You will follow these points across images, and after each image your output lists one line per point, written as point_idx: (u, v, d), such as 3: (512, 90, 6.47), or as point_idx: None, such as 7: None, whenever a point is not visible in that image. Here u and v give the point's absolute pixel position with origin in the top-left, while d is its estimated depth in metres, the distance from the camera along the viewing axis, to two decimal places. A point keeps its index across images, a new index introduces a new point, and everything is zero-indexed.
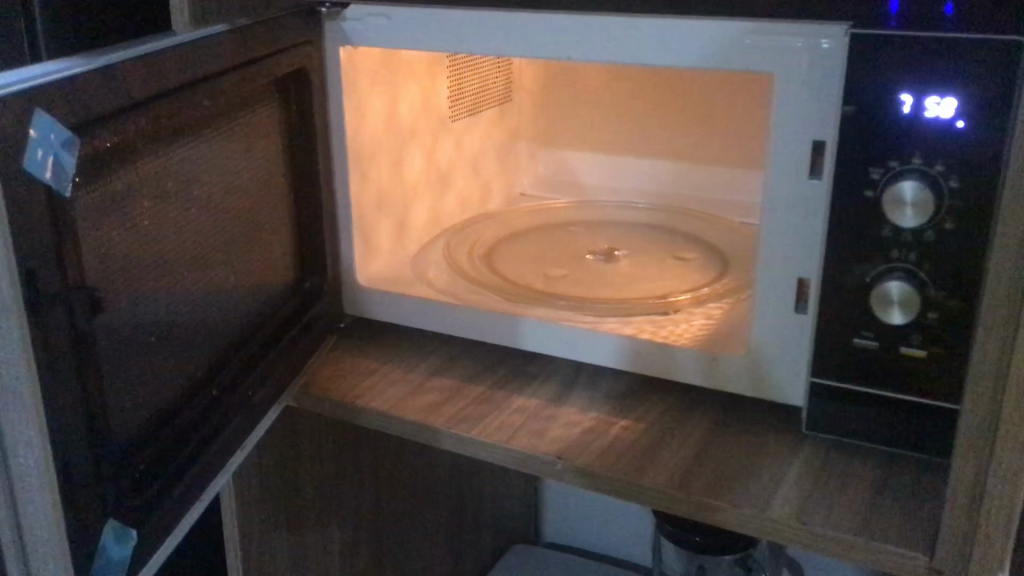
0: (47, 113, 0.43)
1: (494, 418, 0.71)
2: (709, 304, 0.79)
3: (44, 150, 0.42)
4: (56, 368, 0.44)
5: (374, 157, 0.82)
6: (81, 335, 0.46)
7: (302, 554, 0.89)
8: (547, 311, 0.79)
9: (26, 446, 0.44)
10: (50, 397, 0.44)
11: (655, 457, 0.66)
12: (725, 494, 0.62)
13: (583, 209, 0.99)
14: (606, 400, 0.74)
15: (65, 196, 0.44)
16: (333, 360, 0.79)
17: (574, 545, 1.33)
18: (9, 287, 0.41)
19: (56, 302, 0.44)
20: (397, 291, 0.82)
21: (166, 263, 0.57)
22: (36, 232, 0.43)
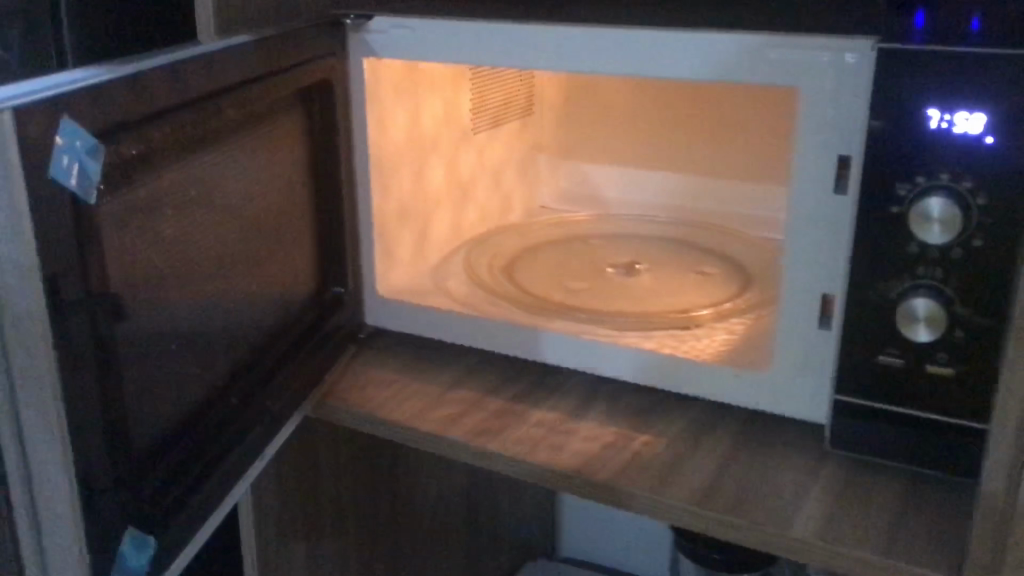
0: (72, 120, 0.43)
1: (513, 431, 0.71)
2: (731, 319, 0.78)
3: (69, 157, 0.42)
4: (80, 376, 0.45)
5: (396, 168, 0.82)
6: (104, 343, 0.46)
7: (319, 564, 0.89)
8: (568, 323, 0.78)
9: (48, 453, 0.44)
10: (73, 406, 0.44)
11: (677, 474, 0.66)
12: (746, 511, 0.62)
13: (604, 222, 0.98)
14: (626, 415, 0.73)
15: (89, 203, 0.44)
16: (353, 371, 0.79)
17: (592, 561, 1.32)
18: (32, 294, 0.41)
19: (80, 310, 0.44)
20: (417, 303, 0.82)
21: (187, 271, 0.57)
22: (62, 239, 0.43)
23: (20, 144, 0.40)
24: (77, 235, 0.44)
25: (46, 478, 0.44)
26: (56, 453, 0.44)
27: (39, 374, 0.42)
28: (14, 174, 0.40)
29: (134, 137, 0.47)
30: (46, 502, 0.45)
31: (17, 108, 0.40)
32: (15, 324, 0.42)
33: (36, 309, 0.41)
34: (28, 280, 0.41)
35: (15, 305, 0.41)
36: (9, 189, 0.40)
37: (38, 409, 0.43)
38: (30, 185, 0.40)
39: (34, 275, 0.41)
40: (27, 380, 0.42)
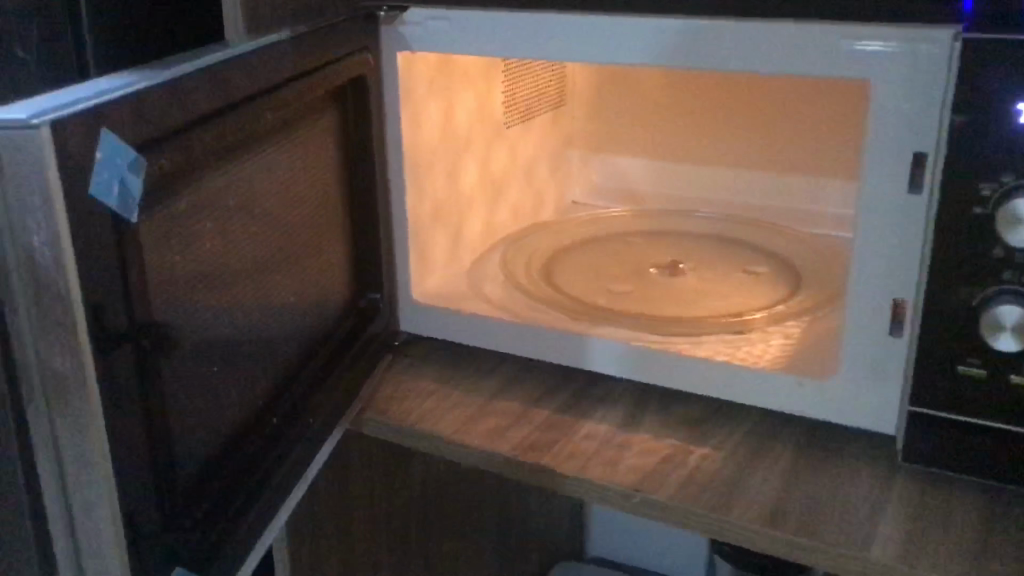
0: (113, 132, 0.39)
1: (564, 444, 0.68)
2: (786, 322, 0.74)
3: (110, 173, 0.38)
4: (120, 409, 0.41)
5: (430, 167, 0.78)
6: (146, 372, 0.43)
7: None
8: (615, 329, 0.75)
9: (92, 494, 0.40)
10: (116, 441, 0.41)
11: (741, 490, 0.63)
12: (819, 531, 0.58)
13: (644, 219, 0.94)
14: (680, 425, 0.70)
15: (131, 221, 0.40)
16: (390, 380, 0.75)
17: (620, 560, 1.28)
18: (74, 327, 0.38)
19: (124, 340, 0.41)
20: (455, 308, 0.78)
21: (226, 286, 0.53)
22: (103, 264, 0.39)
23: (59, 162, 0.36)
24: (118, 257, 0.40)
25: (89, 521, 0.41)
26: (101, 494, 0.41)
27: (82, 411, 0.39)
28: (55, 196, 0.36)
29: (174, 150, 0.44)
30: (90, 547, 0.41)
31: (56, 120, 0.36)
32: (54, 360, 0.38)
33: (79, 341, 0.38)
34: (69, 310, 0.37)
35: (54, 339, 0.38)
36: (49, 213, 0.36)
37: (81, 448, 0.39)
38: (71, 208, 0.37)
39: (76, 304, 0.38)
40: (71, 419, 0.39)
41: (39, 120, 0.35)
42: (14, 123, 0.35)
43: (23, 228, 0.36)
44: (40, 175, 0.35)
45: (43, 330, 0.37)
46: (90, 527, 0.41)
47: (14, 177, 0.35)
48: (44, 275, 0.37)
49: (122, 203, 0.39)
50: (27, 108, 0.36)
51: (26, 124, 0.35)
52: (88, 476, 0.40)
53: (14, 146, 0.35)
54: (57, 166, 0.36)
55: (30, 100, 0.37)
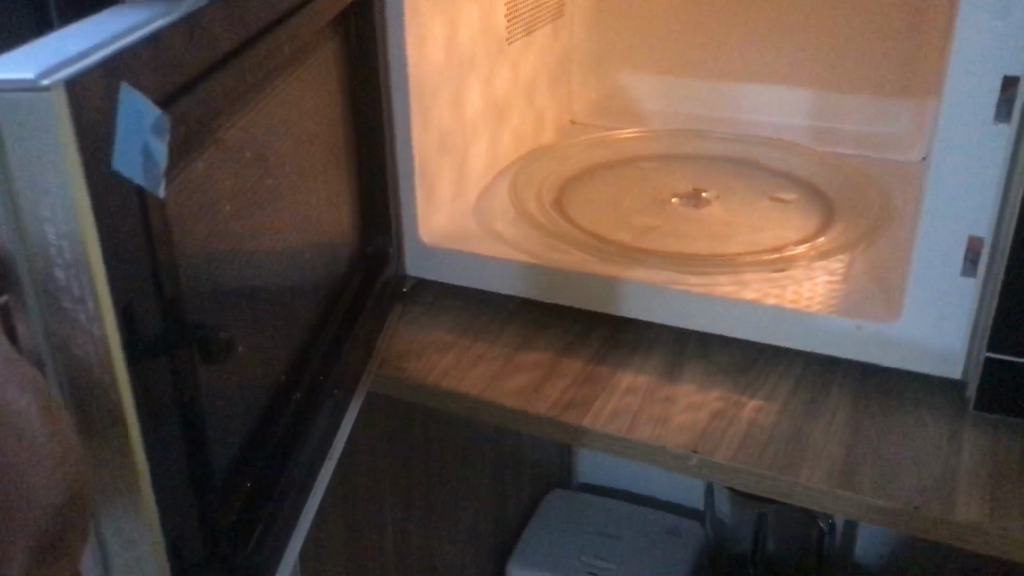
0: (133, 88, 0.31)
1: (604, 401, 0.62)
2: (830, 257, 0.69)
3: (133, 138, 0.32)
4: (153, 412, 0.35)
5: (436, 94, 0.70)
6: (176, 364, 0.37)
7: (358, 537, 0.80)
8: (646, 270, 0.69)
9: (125, 515, 0.35)
10: (153, 451, 0.35)
11: (805, 447, 0.58)
12: (895, 490, 0.55)
13: (655, 141, 0.88)
14: (724, 374, 0.65)
15: (158, 194, 0.34)
16: (404, 332, 0.69)
17: (609, 487, 1.25)
18: (102, 336, 0.32)
19: (157, 347, 0.35)
20: (467, 248, 0.71)
21: (244, 251, 0.46)
22: (130, 254, 0.33)
23: (79, 135, 0.29)
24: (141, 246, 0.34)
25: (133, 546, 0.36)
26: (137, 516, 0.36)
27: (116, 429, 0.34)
28: (76, 180, 0.29)
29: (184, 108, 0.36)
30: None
31: (72, 80, 0.29)
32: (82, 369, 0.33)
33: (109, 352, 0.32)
34: (96, 315, 0.31)
35: (80, 347, 0.32)
36: (68, 205, 0.30)
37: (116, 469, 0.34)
38: (94, 190, 0.30)
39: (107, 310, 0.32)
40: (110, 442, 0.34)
41: (50, 80, 0.28)
42: (20, 83, 0.28)
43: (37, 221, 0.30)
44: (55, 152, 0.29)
45: (65, 337, 0.32)
46: (121, 543, 0.36)
47: (25, 153, 0.29)
48: (63, 274, 0.31)
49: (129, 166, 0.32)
50: (32, 63, 0.29)
51: (35, 85, 0.28)
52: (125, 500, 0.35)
53: (25, 114, 0.28)
54: (76, 140, 0.29)
55: (30, 50, 0.30)
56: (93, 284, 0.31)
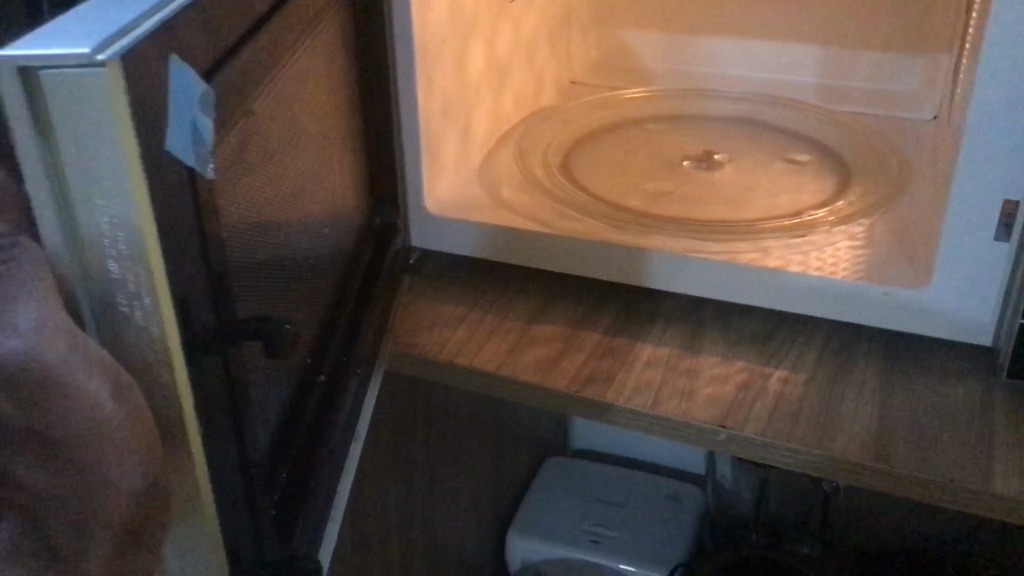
0: (181, 59, 0.32)
1: (626, 374, 0.60)
2: (850, 221, 0.67)
3: (184, 112, 0.32)
4: (206, 397, 0.36)
5: (441, 55, 0.66)
6: (225, 350, 0.37)
7: (364, 514, 0.78)
8: (663, 237, 0.66)
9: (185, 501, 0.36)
10: (208, 436, 0.36)
11: (836, 419, 0.57)
12: (933, 462, 0.53)
13: (660, 101, 0.85)
14: (745, 344, 0.63)
15: (207, 174, 0.34)
16: (413, 305, 0.66)
17: (606, 452, 1.24)
18: (157, 330, 0.33)
19: (209, 334, 0.36)
20: (475, 217, 0.68)
21: (272, 229, 0.43)
22: (183, 243, 0.33)
23: (134, 111, 0.29)
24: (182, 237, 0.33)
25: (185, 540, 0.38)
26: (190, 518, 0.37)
27: (173, 428, 0.35)
28: (132, 161, 0.30)
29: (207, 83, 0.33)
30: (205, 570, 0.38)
31: (126, 53, 0.29)
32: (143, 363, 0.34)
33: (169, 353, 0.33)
34: (153, 311, 0.32)
35: (139, 340, 0.33)
36: (125, 197, 0.30)
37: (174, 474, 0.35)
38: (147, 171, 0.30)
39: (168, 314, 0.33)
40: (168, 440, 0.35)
41: (105, 54, 0.28)
42: (75, 59, 0.28)
43: (97, 221, 0.31)
44: (114, 147, 0.29)
45: (123, 327, 0.33)
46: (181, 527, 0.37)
47: (80, 141, 0.29)
48: (117, 267, 0.32)
49: (139, 144, 0.30)
50: (83, 35, 0.29)
51: (90, 60, 0.28)
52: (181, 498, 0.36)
53: (81, 91, 0.28)
54: (134, 130, 0.29)
55: (72, 20, 0.30)
56: (152, 286, 0.32)
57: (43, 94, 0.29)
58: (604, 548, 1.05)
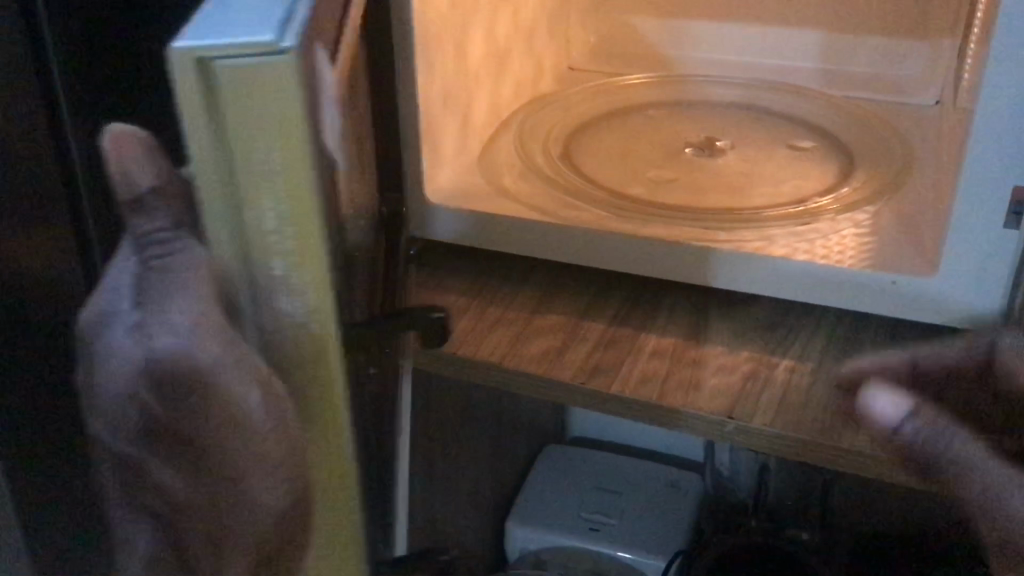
0: (321, 46, 0.33)
1: (632, 365, 0.60)
2: (855, 208, 0.66)
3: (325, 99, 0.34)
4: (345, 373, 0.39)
5: (440, 42, 0.65)
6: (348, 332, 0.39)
7: None
8: (667, 225, 0.66)
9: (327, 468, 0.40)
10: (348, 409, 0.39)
11: (845, 409, 0.56)
12: None
13: (660, 88, 0.84)
14: (750, 332, 0.63)
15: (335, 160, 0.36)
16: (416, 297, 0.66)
17: (604, 440, 1.24)
18: (316, 319, 0.35)
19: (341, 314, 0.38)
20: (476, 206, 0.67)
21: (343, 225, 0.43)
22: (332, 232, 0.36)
23: (308, 98, 0.31)
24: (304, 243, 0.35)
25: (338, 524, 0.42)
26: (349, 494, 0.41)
27: (325, 410, 0.38)
28: (305, 147, 0.31)
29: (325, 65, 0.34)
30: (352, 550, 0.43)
31: (304, 41, 0.30)
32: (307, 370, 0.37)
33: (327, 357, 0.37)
34: (311, 304, 0.35)
35: (298, 345, 0.36)
36: (298, 188, 0.32)
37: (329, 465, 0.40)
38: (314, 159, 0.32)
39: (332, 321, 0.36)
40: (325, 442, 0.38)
41: (290, 42, 0.29)
42: (262, 44, 0.29)
43: (268, 235, 0.33)
44: (287, 156, 0.31)
45: (280, 321, 0.35)
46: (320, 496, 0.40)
47: (259, 124, 0.31)
48: (281, 264, 0.34)
49: None
50: (260, 21, 0.30)
51: (278, 47, 0.29)
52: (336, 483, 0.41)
53: (261, 90, 0.30)
54: (309, 120, 0.31)
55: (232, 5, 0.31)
56: (314, 280, 0.34)
57: (214, 113, 0.31)
58: (603, 536, 1.05)
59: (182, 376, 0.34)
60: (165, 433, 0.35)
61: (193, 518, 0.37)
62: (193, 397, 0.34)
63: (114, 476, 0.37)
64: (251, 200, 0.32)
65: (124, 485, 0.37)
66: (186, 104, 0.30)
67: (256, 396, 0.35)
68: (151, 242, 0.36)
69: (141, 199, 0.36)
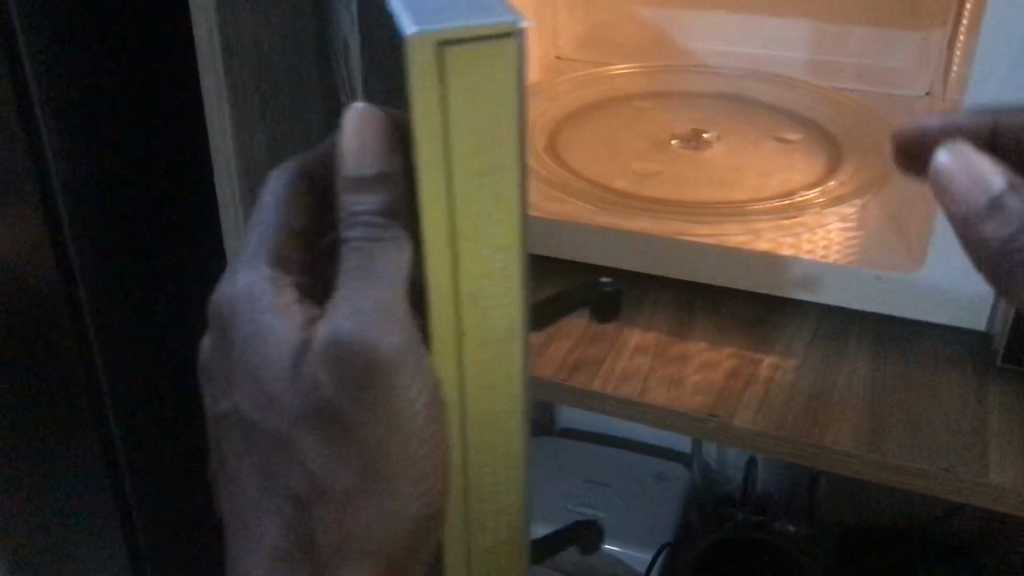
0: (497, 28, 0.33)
1: (616, 361, 0.59)
2: (844, 202, 0.65)
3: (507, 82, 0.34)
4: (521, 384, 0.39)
5: None
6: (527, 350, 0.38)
7: None
8: (652, 218, 0.65)
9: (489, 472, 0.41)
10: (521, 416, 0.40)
11: (830, 406, 0.55)
12: (926, 452, 0.52)
13: (648, 77, 0.83)
14: (735, 328, 0.62)
15: None
16: None
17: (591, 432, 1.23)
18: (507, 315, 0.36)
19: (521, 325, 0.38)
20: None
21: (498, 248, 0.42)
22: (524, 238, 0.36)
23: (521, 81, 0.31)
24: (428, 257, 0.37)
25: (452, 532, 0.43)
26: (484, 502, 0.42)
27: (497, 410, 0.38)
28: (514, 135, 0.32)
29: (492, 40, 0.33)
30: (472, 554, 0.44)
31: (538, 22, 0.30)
32: (478, 370, 0.37)
33: (496, 358, 0.37)
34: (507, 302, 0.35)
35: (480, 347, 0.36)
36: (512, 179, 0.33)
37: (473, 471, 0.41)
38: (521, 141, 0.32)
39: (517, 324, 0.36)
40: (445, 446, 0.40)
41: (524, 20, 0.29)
42: (502, 24, 0.29)
43: (479, 231, 0.33)
44: (503, 156, 0.32)
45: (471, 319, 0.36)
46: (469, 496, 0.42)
47: (479, 104, 0.31)
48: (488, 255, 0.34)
49: None
50: (480, 5, 0.30)
51: (515, 26, 0.29)
52: (462, 484, 0.41)
53: (483, 68, 0.30)
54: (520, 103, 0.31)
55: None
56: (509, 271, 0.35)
57: (442, 93, 0.30)
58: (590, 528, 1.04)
59: (358, 356, 0.38)
60: (323, 412, 0.40)
61: (325, 499, 0.43)
62: (364, 379, 0.38)
63: (242, 435, 0.46)
64: (467, 190, 0.32)
65: (252, 452, 0.45)
66: (423, 95, 0.30)
67: (420, 397, 0.38)
68: (351, 241, 0.38)
69: (373, 182, 0.37)
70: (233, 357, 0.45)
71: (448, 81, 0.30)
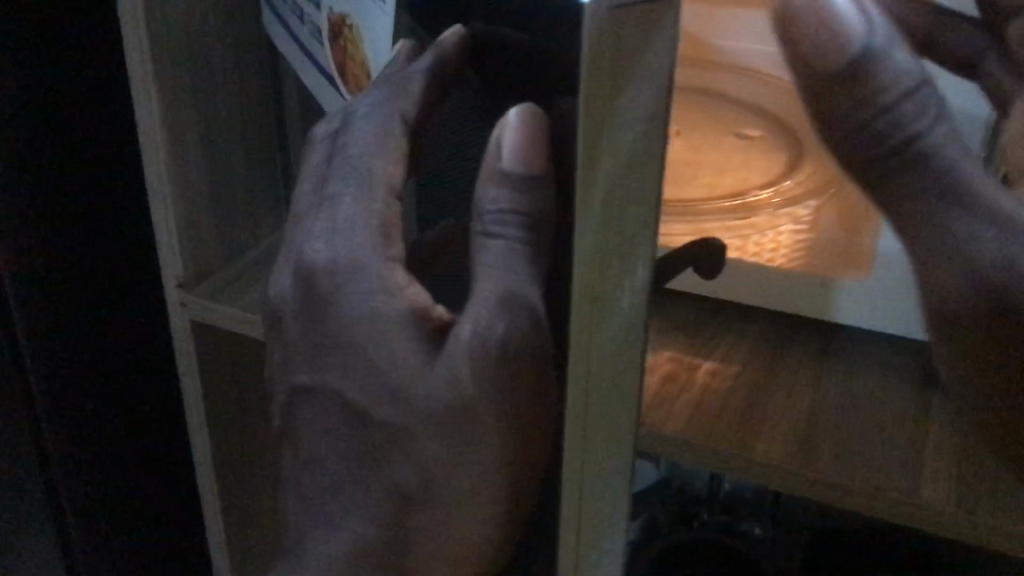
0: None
1: None
2: (797, 202, 0.63)
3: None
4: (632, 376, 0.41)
5: None
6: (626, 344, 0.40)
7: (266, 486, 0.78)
8: None
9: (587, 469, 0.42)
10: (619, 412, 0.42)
11: (758, 411, 0.54)
12: (860, 469, 0.50)
13: None
14: (674, 328, 0.60)
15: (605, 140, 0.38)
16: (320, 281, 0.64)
17: None
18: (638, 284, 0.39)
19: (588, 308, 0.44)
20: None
21: None
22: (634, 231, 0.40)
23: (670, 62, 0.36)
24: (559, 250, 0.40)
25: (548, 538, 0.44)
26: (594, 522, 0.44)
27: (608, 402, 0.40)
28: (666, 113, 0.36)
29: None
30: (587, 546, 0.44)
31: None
32: (606, 356, 0.39)
33: (634, 348, 0.40)
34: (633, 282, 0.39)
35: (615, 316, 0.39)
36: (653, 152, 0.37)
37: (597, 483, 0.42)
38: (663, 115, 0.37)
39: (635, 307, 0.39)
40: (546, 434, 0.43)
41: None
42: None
43: (626, 209, 0.37)
44: (644, 127, 0.36)
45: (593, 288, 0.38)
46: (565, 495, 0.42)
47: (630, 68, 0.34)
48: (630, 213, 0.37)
49: None
50: None
51: None
52: (581, 481, 0.41)
53: (640, 26, 0.34)
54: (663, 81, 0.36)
55: None
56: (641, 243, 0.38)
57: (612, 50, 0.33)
58: None
59: (509, 338, 0.40)
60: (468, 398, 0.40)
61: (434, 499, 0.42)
62: (508, 360, 0.40)
63: (336, 414, 0.43)
64: (616, 147, 0.35)
65: (346, 439, 0.43)
66: (595, 57, 0.33)
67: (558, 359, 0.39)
68: (485, 231, 0.40)
69: (523, 178, 0.39)
70: (332, 327, 0.42)
71: (615, 43, 0.33)
